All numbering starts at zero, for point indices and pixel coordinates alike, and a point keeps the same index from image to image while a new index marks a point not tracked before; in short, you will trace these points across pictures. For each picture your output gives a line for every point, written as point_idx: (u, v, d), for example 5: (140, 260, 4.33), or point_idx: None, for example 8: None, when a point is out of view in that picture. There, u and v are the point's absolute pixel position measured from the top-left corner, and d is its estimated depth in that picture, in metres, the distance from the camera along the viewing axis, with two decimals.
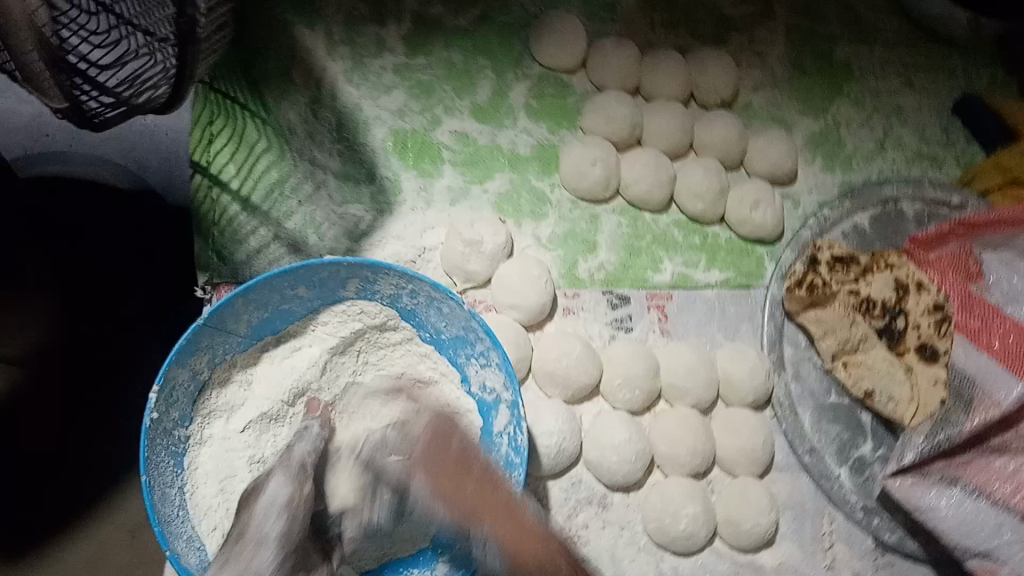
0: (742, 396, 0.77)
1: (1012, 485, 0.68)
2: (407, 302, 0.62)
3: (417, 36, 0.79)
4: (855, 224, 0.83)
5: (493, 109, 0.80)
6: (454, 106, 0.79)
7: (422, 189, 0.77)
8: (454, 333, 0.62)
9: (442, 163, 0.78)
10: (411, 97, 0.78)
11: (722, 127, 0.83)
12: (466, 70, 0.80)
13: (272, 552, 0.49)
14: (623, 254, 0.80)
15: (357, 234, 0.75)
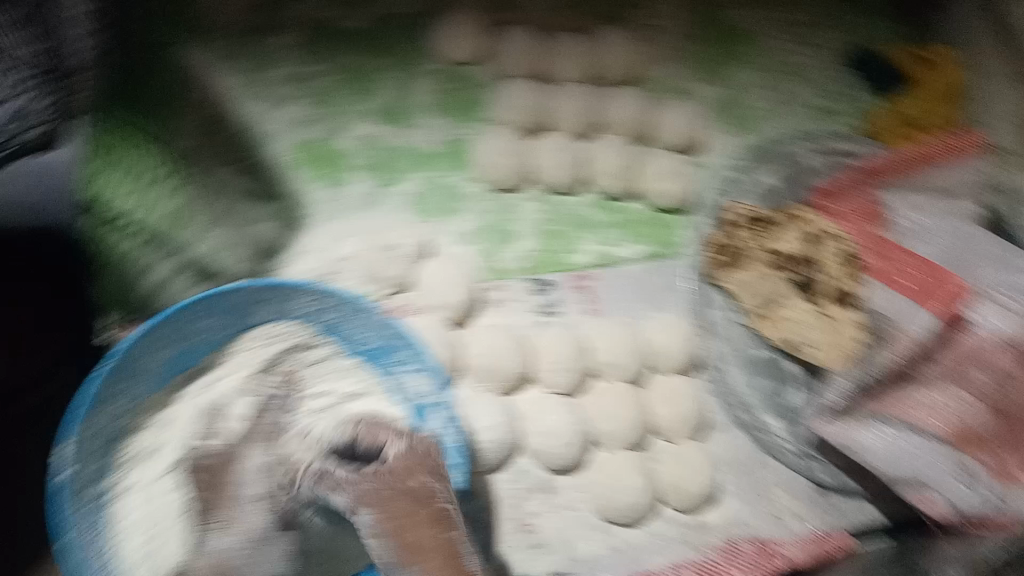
0: (673, 366, 0.79)
1: (937, 416, 0.69)
2: (328, 317, 0.63)
3: (311, 41, 0.77)
4: (766, 183, 0.85)
5: (399, 110, 0.80)
6: (359, 111, 0.79)
7: (331, 197, 0.78)
8: (378, 342, 0.63)
9: (353, 171, 0.79)
10: (317, 108, 0.78)
11: (627, 103, 0.82)
12: (364, 72, 0.79)
13: (261, 512, 0.56)
14: (544, 240, 0.82)
15: (265, 250, 0.74)
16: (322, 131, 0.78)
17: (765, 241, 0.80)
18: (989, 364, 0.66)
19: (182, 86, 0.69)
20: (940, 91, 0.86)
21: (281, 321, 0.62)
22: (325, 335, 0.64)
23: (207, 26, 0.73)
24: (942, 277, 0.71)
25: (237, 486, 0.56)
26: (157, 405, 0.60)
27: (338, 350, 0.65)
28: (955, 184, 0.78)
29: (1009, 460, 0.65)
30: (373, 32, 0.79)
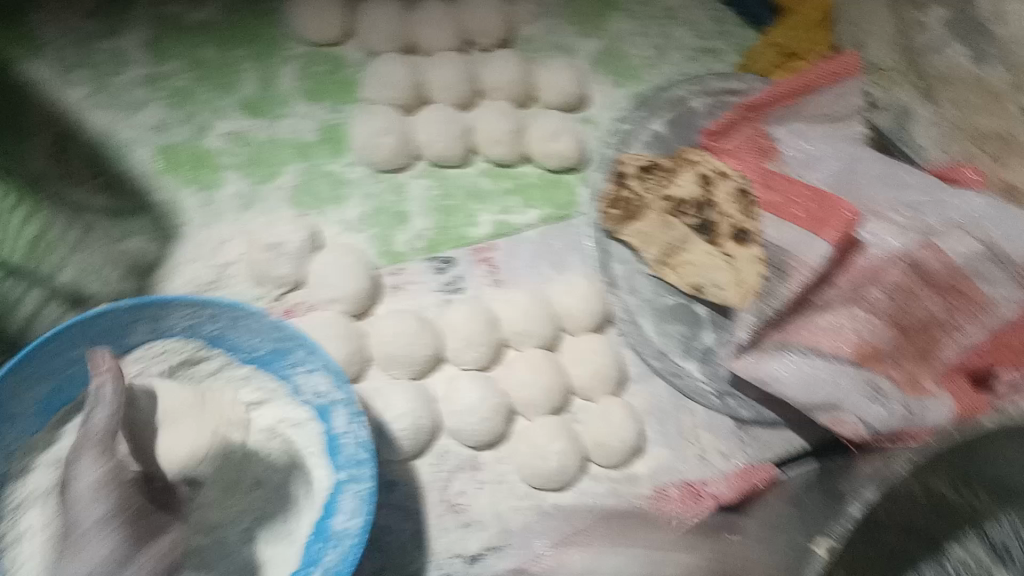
0: (583, 325, 0.79)
1: (840, 338, 0.73)
2: (212, 328, 0.60)
3: (159, 41, 0.78)
4: (653, 129, 0.85)
5: (264, 101, 0.79)
6: (220, 108, 0.77)
7: (206, 205, 0.73)
8: (268, 347, 0.61)
9: (223, 171, 0.75)
10: (175, 109, 0.76)
11: (503, 66, 0.81)
12: (221, 65, 0.79)
13: (108, 533, 0.49)
14: (438, 216, 0.80)
15: (142, 268, 0.70)
16: (182, 133, 0.75)
17: (660, 188, 0.81)
18: (887, 284, 0.71)
19: (27, 115, 0.72)
20: (811, 18, 0.89)
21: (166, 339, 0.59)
22: (214, 346, 0.61)
23: (52, 48, 0.75)
24: (828, 201, 0.72)
25: (75, 505, 0.50)
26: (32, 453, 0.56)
27: (231, 359, 0.62)
28: (834, 106, 0.82)
29: (912, 370, 0.73)
30: (228, 24, 0.81)
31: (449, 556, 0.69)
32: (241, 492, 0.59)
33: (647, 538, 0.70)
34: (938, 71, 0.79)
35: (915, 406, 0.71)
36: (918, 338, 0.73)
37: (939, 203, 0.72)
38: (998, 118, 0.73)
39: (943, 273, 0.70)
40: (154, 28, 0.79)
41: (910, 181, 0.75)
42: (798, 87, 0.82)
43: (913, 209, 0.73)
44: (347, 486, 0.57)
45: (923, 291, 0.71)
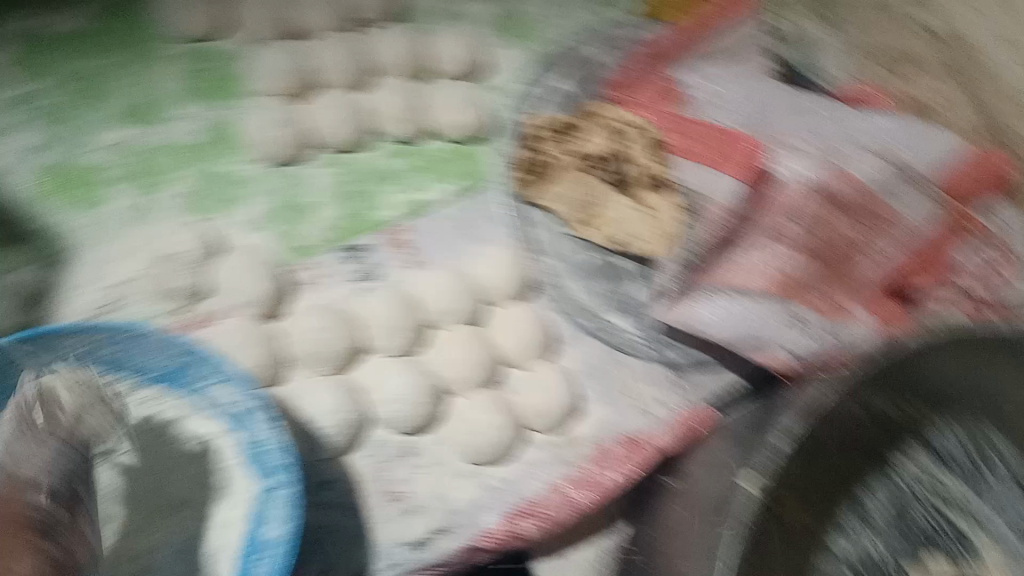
0: (508, 295, 0.78)
1: (760, 274, 0.72)
2: (109, 352, 0.58)
3: (26, 57, 0.74)
4: (563, 89, 0.84)
5: (145, 108, 0.77)
6: (99, 119, 0.75)
7: (92, 223, 0.72)
8: (172, 363, 0.59)
9: (110, 185, 0.74)
10: (47, 129, 0.73)
11: (394, 42, 0.81)
12: (95, 78, 0.76)
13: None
14: (346, 204, 0.81)
15: (34, 297, 0.68)
16: (61, 150, 0.73)
17: (573, 146, 0.79)
18: (801, 212, 0.71)
19: None
20: None
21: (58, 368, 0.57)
22: (111, 372, 0.58)
23: None
24: (731, 139, 0.75)
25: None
26: None
27: (132, 383, 0.60)
28: (733, 43, 0.82)
29: (835, 296, 0.71)
30: (97, 31, 0.77)
31: (395, 546, 0.69)
32: (167, 512, 0.60)
33: (594, 497, 0.70)
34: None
35: (841, 330, 0.70)
36: (837, 264, 0.72)
37: (845, 124, 0.75)
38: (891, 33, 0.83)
39: (854, 194, 0.71)
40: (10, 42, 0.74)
41: (813, 107, 0.77)
42: (700, 26, 0.83)
43: (815, 132, 0.74)
44: (272, 494, 0.56)
45: (836, 215, 0.71)
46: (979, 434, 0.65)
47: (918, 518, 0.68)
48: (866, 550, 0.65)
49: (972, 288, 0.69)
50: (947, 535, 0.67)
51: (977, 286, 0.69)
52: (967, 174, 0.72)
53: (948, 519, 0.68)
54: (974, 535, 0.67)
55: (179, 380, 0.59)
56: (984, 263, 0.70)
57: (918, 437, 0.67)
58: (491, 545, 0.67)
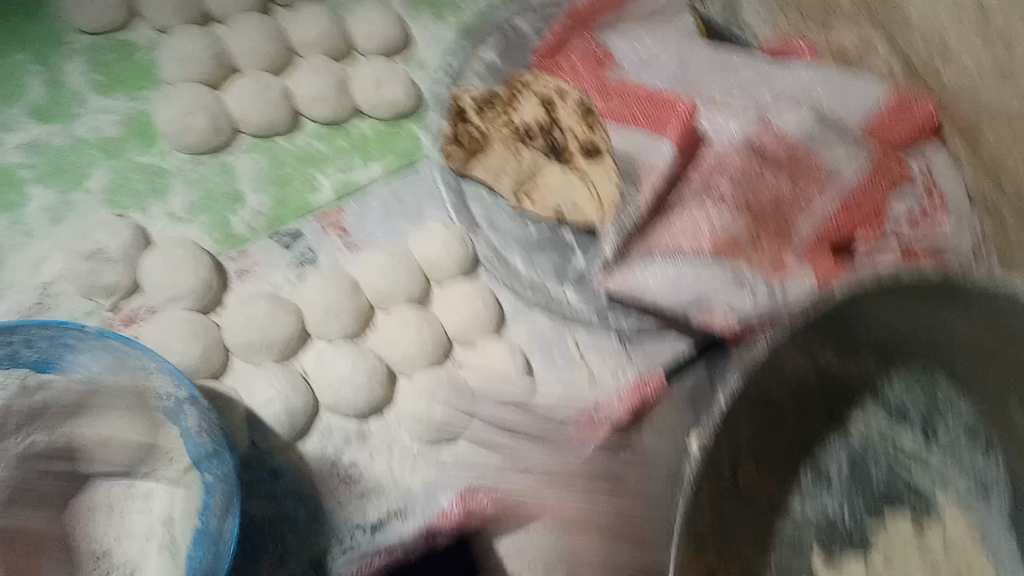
0: (450, 273, 0.77)
1: (699, 234, 0.72)
2: (33, 355, 0.56)
3: None
4: (488, 60, 0.84)
5: (55, 103, 0.75)
6: (7, 116, 0.74)
7: (8, 225, 0.71)
8: (102, 365, 0.57)
9: (25, 186, 0.72)
10: None
11: (312, 22, 0.80)
12: (0, 74, 0.75)
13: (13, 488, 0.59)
14: (274, 190, 0.78)
15: None
16: None
17: (504, 118, 0.79)
18: (731, 170, 0.72)
19: None
20: None
21: None
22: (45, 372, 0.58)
23: None
24: (660, 100, 0.75)
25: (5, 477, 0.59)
26: None
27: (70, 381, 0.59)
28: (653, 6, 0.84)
29: (773, 251, 0.72)
30: (0, 30, 0.76)
31: (351, 533, 0.68)
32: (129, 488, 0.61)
33: (550, 472, 0.69)
34: None
35: (779, 284, 0.70)
36: (770, 220, 0.73)
37: (767, 80, 0.77)
38: None
39: (780, 148, 0.72)
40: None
41: (740, 64, 0.79)
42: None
43: (748, 92, 0.76)
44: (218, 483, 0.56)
45: (766, 170, 0.73)
46: (923, 385, 0.71)
47: (875, 473, 0.74)
48: (825, 510, 0.72)
49: (906, 235, 0.72)
50: (903, 486, 0.74)
51: (908, 231, 0.72)
52: (894, 122, 0.74)
53: (902, 473, 0.74)
54: (927, 485, 0.74)
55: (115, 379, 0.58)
56: (913, 207, 0.73)
57: (869, 393, 0.73)
58: (448, 525, 0.66)
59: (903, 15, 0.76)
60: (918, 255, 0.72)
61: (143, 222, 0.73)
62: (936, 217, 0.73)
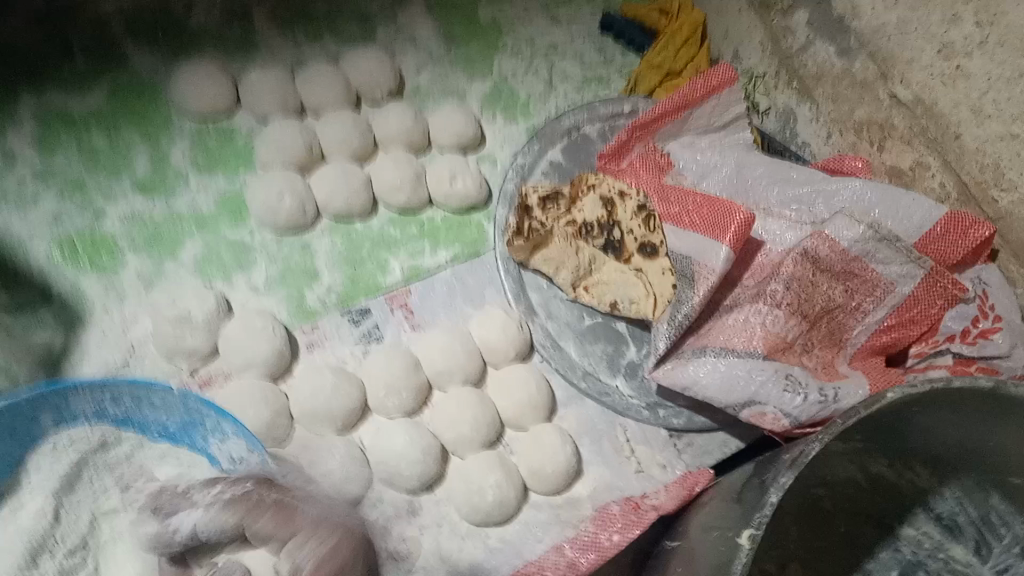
0: (505, 357, 0.80)
1: (747, 334, 0.76)
2: (115, 411, 0.67)
3: (48, 136, 0.82)
4: (552, 159, 0.91)
5: (158, 181, 0.83)
6: (113, 191, 0.81)
7: (105, 288, 0.78)
8: (177, 421, 0.68)
9: (123, 253, 0.79)
10: (64, 200, 0.80)
11: (392, 119, 0.87)
12: (111, 152, 0.83)
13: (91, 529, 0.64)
14: (347, 269, 0.84)
15: (52, 358, 0.74)
16: (79, 222, 0.79)
17: (566, 215, 0.84)
18: (785, 276, 0.76)
19: None
20: (679, 36, 0.97)
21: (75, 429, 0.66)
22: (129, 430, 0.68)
23: None
24: (716, 204, 0.76)
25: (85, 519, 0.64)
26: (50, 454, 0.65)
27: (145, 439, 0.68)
28: (715, 116, 0.88)
29: (825, 357, 0.76)
30: (113, 111, 0.85)
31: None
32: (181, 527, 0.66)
33: (595, 558, 0.70)
34: (810, 71, 0.91)
35: (832, 390, 0.72)
36: (822, 326, 0.77)
37: (823, 193, 0.80)
38: (869, 105, 0.85)
39: (835, 258, 0.75)
40: (40, 121, 0.82)
41: (797, 177, 0.82)
42: (680, 104, 0.87)
43: (803, 206, 0.81)
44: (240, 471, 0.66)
45: (820, 279, 0.76)
46: (977, 503, 0.69)
47: None
48: None
49: (958, 349, 0.75)
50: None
51: (961, 346, 0.75)
52: (947, 238, 0.74)
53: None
54: None
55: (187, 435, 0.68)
56: (963, 325, 0.75)
57: (923, 508, 0.73)
58: None
59: (962, 146, 0.76)
60: (971, 368, 0.75)
61: (227, 290, 0.80)
62: (989, 335, 0.74)
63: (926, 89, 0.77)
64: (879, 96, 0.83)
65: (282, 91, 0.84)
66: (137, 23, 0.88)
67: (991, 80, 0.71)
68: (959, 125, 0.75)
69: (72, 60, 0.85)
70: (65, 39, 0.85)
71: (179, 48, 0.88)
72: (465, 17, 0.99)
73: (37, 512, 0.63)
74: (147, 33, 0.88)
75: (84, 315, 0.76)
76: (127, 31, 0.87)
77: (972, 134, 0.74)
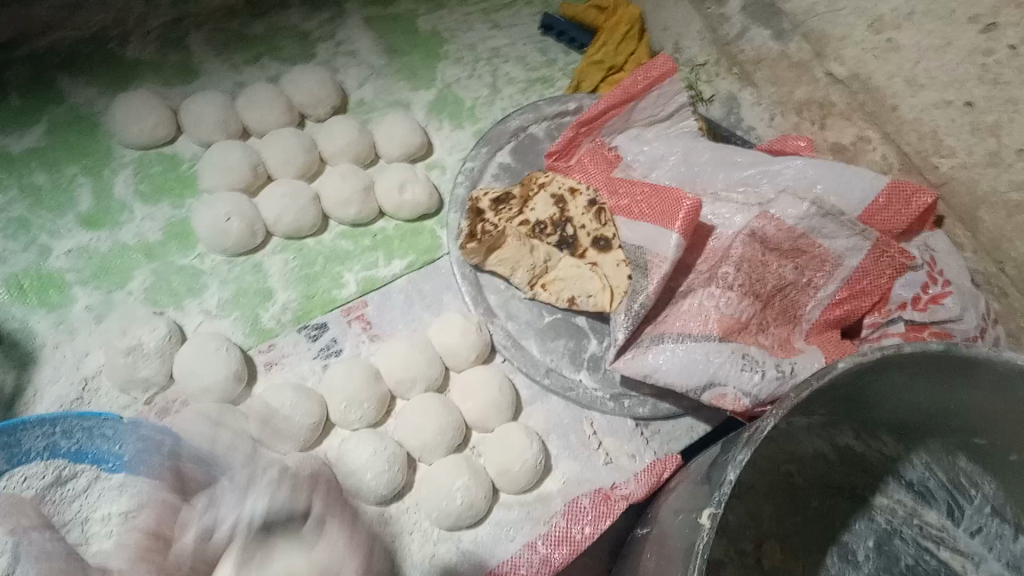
0: (467, 360, 0.80)
1: (704, 318, 0.77)
2: (70, 444, 0.69)
3: None
4: (501, 162, 0.91)
5: (101, 213, 0.83)
6: (56, 226, 0.81)
7: (55, 323, 0.77)
8: (133, 450, 0.69)
9: (71, 288, 0.79)
10: (5, 237, 0.79)
11: (337, 133, 0.87)
12: (54, 187, 0.83)
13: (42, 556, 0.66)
14: (302, 285, 0.84)
15: (5, 401, 0.73)
16: (25, 259, 0.79)
17: (516, 215, 0.83)
18: (735, 259, 0.77)
19: None
20: (616, 32, 0.98)
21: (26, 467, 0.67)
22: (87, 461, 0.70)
23: None
24: (663, 192, 0.78)
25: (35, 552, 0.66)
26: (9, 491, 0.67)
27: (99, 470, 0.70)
28: (659, 108, 0.89)
29: (781, 334, 0.77)
30: (53, 145, 0.84)
31: None
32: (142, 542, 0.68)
33: (567, 553, 0.72)
34: (748, 57, 0.92)
35: (787, 365, 0.73)
36: (777, 303, 0.78)
37: (767, 173, 0.81)
38: (807, 86, 0.87)
39: (783, 237, 0.77)
40: None
41: (741, 160, 0.82)
42: (624, 98, 0.88)
43: (750, 185, 0.81)
44: None
45: (770, 258, 0.78)
46: (946, 467, 0.72)
47: (903, 553, 0.72)
48: None
49: (910, 317, 0.76)
50: (934, 569, 0.71)
51: (914, 314, 0.76)
52: (890, 209, 0.75)
53: (931, 554, 0.72)
54: (960, 567, 0.71)
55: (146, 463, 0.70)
56: (915, 292, 0.76)
57: (892, 476, 0.75)
58: None
59: (900, 118, 0.78)
60: (924, 334, 0.75)
61: (180, 315, 0.80)
62: (940, 300, 0.74)
63: (860, 64, 0.81)
64: (816, 76, 0.84)
65: (221, 112, 0.85)
66: (74, 57, 0.89)
67: (920, 51, 0.76)
68: (894, 96, 0.78)
69: (8, 97, 0.85)
70: (1, 77, 0.86)
71: (116, 76, 0.89)
72: (406, 30, 1.01)
73: None
74: (81, 66, 0.88)
75: (36, 353, 0.75)
76: (62, 64, 0.88)
77: (908, 103, 0.77)
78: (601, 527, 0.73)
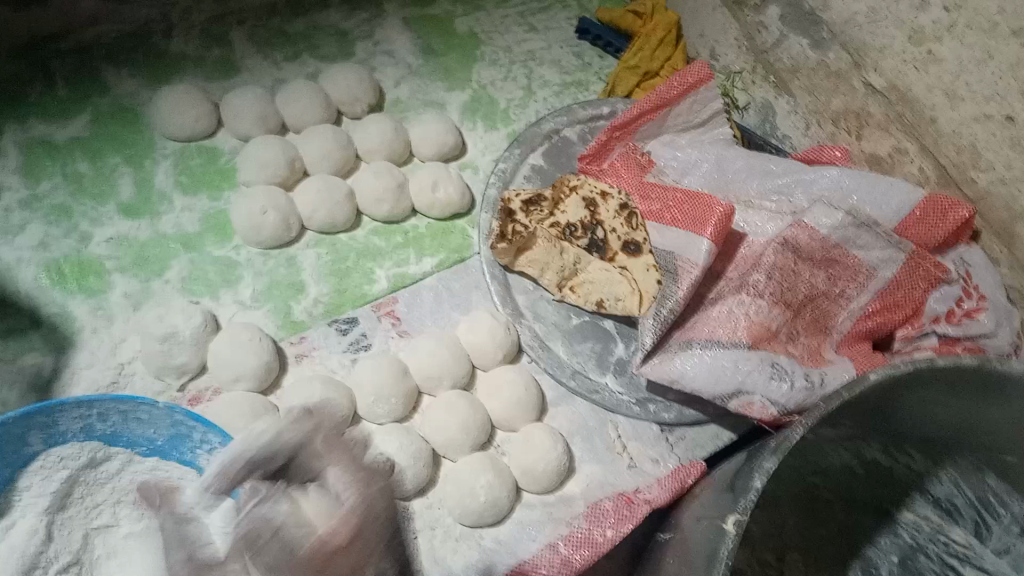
0: (493, 360, 0.81)
1: (733, 326, 0.75)
2: (104, 427, 0.68)
3: (33, 162, 0.84)
4: (534, 164, 0.92)
5: (141, 203, 0.84)
6: (97, 214, 0.83)
7: (93, 309, 0.79)
8: (165, 435, 0.70)
9: (110, 275, 0.80)
10: (48, 224, 0.81)
11: (372, 131, 0.88)
12: (97, 176, 0.84)
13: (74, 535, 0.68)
14: (333, 280, 0.85)
15: (41, 384, 0.74)
16: (66, 246, 0.81)
17: (547, 216, 0.84)
18: (767, 266, 0.76)
19: None
20: (653, 37, 0.98)
21: (58, 449, 0.67)
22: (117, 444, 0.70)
23: None
24: (698, 200, 0.78)
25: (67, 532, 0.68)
26: (41, 473, 0.67)
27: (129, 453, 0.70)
28: (694, 115, 0.89)
29: (811, 344, 0.77)
30: (96, 136, 0.86)
31: None
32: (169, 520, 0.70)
33: (589, 555, 0.70)
34: (785, 65, 0.92)
35: (817, 376, 0.73)
36: (808, 313, 0.77)
37: (802, 182, 0.81)
38: (843, 95, 0.85)
39: (817, 246, 0.75)
40: (25, 149, 0.84)
41: (776, 169, 0.82)
42: (658, 104, 0.88)
43: (783, 194, 0.82)
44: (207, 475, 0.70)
45: (802, 267, 0.76)
46: (974, 484, 0.70)
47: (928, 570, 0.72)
48: None
49: (944, 331, 0.75)
50: None
51: (947, 327, 0.75)
52: (924, 222, 0.75)
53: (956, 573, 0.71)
54: None
55: (176, 447, 0.70)
56: (948, 306, 0.76)
57: (919, 491, 0.74)
58: None
59: (938, 130, 0.76)
60: (956, 348, 0.75)
61: (214, 305, 0.81)
62: (974, 315, 0.74)
63: (900, 76, 0.78)
64: (853, 86, 0.84)
65: (260, 108, 0.86)
66: (118, 50, 0.91)
67: (962, 63, 0.72)
68: (933, 111, 0.76)
69: (54, 87, 0.87)
70: (47, 68, 0.88)
71: (159, 70, 0.91)
72: (443, 30, 1.01)
73: (26, 532, 0.65)
74: (124, 59, 0.91)
75: (74, 338, 0.77)
76: (106, 58, 0.90)
77: (947, 117, 0.75)
78: (624, 531, 0.72)
